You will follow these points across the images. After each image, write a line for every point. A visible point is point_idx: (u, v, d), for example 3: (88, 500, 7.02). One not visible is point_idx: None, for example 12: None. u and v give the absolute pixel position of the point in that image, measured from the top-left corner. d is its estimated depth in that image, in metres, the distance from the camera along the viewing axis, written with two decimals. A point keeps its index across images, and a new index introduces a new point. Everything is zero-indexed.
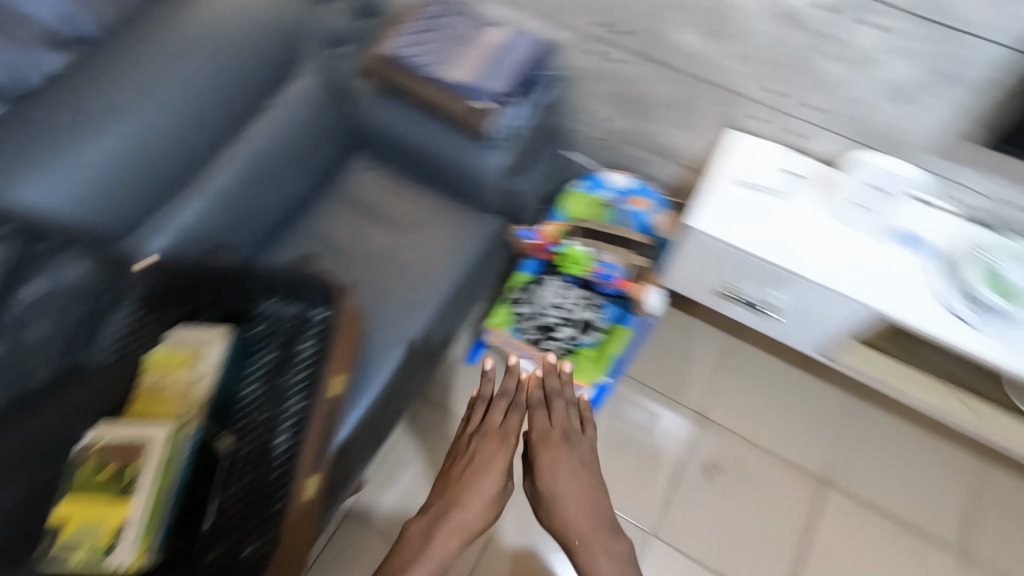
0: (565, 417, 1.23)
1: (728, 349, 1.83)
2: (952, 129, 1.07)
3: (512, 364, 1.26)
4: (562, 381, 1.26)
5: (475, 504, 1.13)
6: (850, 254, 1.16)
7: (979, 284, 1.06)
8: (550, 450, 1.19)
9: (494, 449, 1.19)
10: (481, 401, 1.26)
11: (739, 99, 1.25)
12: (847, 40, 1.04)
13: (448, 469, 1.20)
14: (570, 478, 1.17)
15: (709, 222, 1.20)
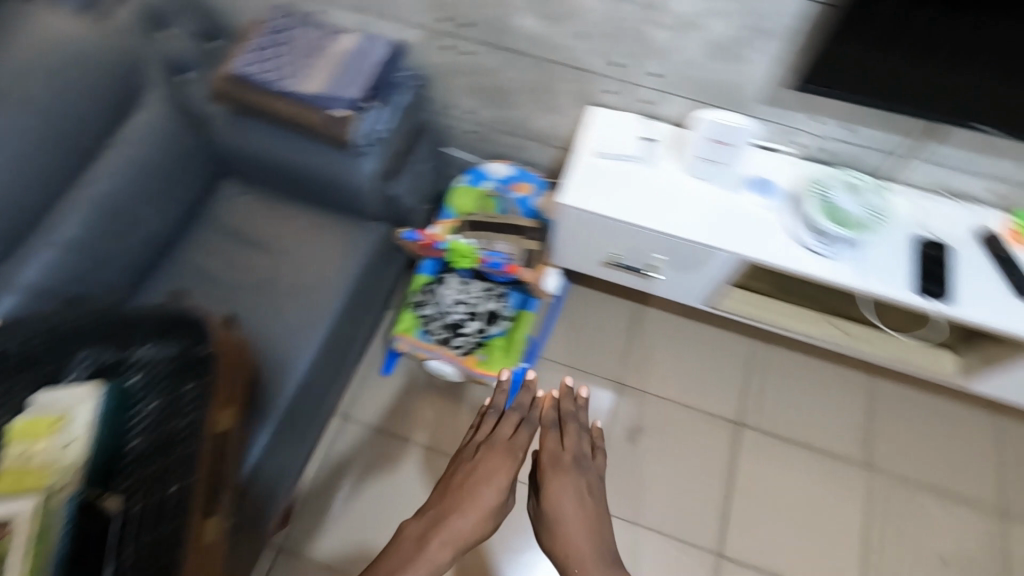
0: (578, 442, 1.21)
1: (634, 316, 1.90)
2: (776, 79, 1.15)
3: (530, 380, 1.28)
4: (578, 406, 1.26)
5: (475, 511, 1.10)
6: (708, 207, 1.24)
7: (817, 214, 1.15)
8: (557, 472, 1.15)
9: (500, 461, 1.16)
10: (493, 412, 1.25)
11: (588, 75, 1.30)
12: (667, 8, 1.10)
13: (450, 480, 1.16)
14: (576, 500, 1.12)
15: (579, 197, 1.24)
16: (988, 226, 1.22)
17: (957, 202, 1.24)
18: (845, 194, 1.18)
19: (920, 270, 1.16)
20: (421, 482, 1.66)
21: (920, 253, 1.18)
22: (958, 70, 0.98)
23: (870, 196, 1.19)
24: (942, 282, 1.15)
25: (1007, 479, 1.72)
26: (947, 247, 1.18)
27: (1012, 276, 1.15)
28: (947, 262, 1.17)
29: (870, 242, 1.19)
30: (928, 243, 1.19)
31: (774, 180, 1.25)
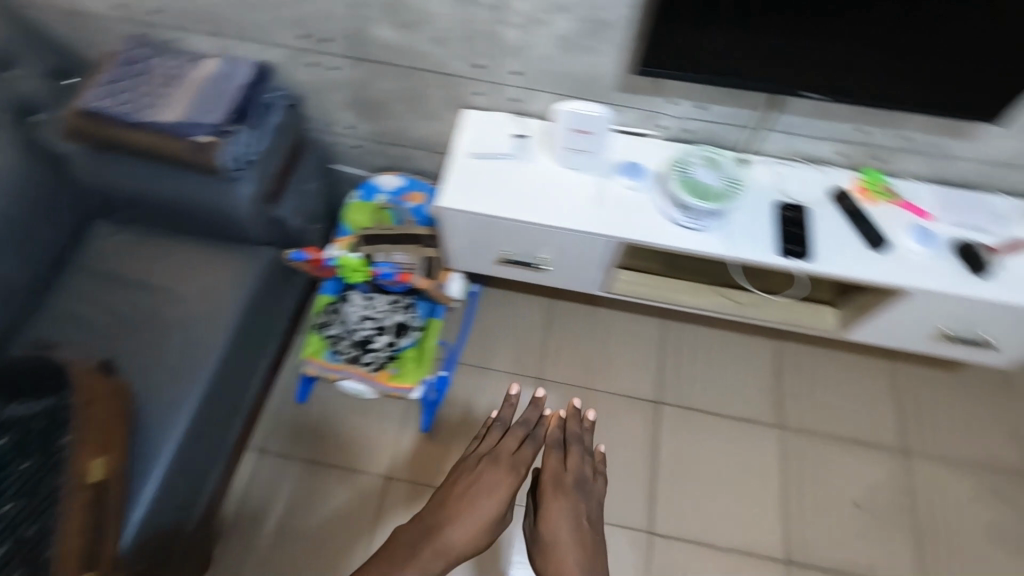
0: (581, 465, 1.18)
1: (549, 312, 1.94)
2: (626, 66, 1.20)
3: (538, 398, 1.27)
4: (584, 429, 1.25)
5: (468, 525, 1.08)
6: (583, 195, 1.28)
7: (678, 188, 1.21)
8: (558, 493, 1.12)
9: (500, 477, 1.14)
10: (499, 425, 1.24)
11: (454, 79, 1.32)
12: (511, 7, 1.13)
13: (447, 494, 1.14)
14: (574, 522, 1.09)
15: (457, 198, 1.25)
16: (838, 185, 1.31)
17: (809, 165, 1.33)
18: (704, 168, 1.24)
19: (781, 232, 1.23)
20: (347, 504, 1.63)
21: (780, 216, 1.25)
22: (777, 43, 1.03)
23: (728, 168, 1.26)
24: (801, 241, 1.22)
25: (906, 419, 1.84)
26: (803, 208, 1.26)
27: (862, 229, 1.24)
28: (805, 222, 1.24)
29: (733, 211, 1.26)
30: (786, 206, 1.26)
31: (641, 163, 1.30)
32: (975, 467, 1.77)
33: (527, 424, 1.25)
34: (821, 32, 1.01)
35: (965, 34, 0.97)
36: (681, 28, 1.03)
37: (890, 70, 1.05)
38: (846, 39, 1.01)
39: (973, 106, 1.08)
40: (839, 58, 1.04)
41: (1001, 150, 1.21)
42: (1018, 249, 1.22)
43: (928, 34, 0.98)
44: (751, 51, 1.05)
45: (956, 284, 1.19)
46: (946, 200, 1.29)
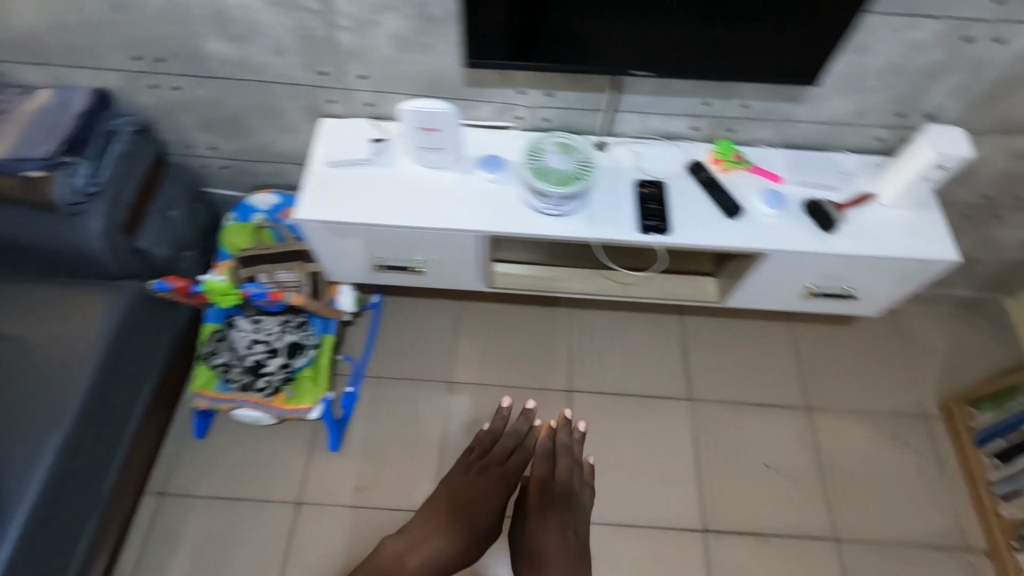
0: (566, 477, 1.41)
1: (455, 314, 1.91)
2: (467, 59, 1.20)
3: (529, 410, 1.49)
4: (573, 440, 1.46)
5: (453, 531, 1.38)
6: (445, 193, 1.28)
7: (534, 178, 1.20)
8: (542, 505, 1.37)
9: (485, 487, 1.43)
10: (490, 438, 1.50)
11: (302, 88, 1.29)
12: (339, 10, 1.11)
13: (448, 501, 1.44)
14: (553, 530, 1.34)
15: (317, 210, 1.23)
16: (694, 158, 1.34)
17: (665, 141, 1.36)
18: (555, 154, 1.23)
19: (640, 210, 1.25)
20: (256, 536, 1.57)
21: (638, 194, 1.27)
22: (593, 23, 1.06)
23: (580, 151, 1.25)
24: (660, 216, 1.24)
25: (810, 376, 1.89)
26: (660, 184, 1.29)
27: (717, 199, 1.27)
28: (663, 197, 1.27)
29: (592, 194, 1.28)
30: (644, 184, 1.29)
31: (501, 156, 1.31)
32: (874, 414, 1.84)
33: (518, 434, 1.50)
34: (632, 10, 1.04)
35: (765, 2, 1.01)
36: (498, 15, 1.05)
37: (705, 42, 1.09)
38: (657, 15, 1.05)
39: (789, 70, 1.13)
40: (656, 34, 1.08)
41: (835, 109, 1.27)
42: (862, 201, 1.28)
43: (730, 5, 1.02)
44: (571, 33, 1.08)
45: (807, 242, 1.24)
46: (795, 162, 1.34)
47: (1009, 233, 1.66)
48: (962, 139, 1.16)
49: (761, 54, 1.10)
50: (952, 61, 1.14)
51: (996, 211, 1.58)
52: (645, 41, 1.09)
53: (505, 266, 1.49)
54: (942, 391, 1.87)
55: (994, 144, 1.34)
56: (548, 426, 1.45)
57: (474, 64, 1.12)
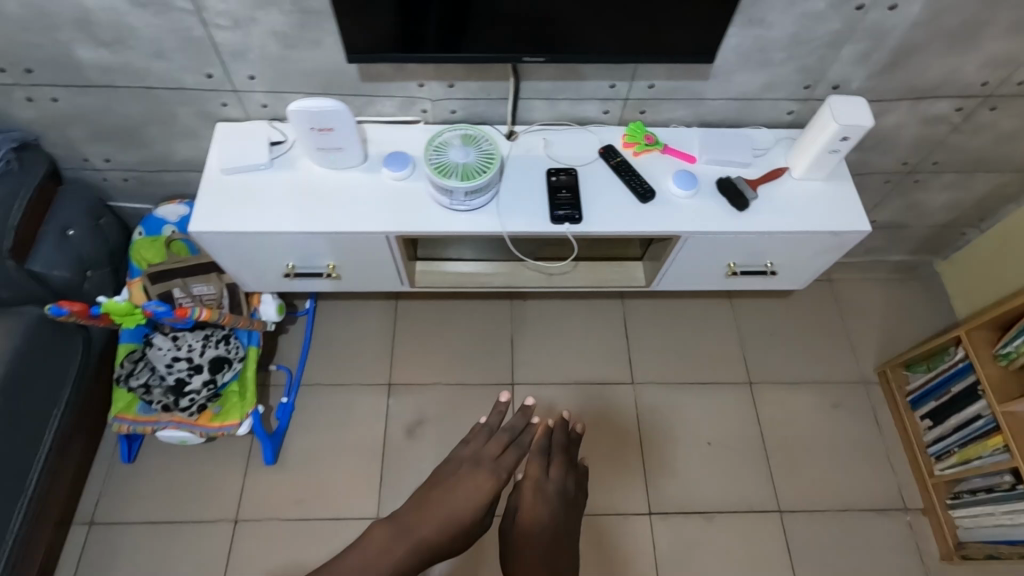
0: (564, 478, 1.21)
1: (391, 312, 1.86)
2: None
3: (524, 404, 1.28)
4: (570, 441, 1.28)
5: (434, 523, 1.10)
6: (349, 195, 1.23)
7: (435, 174, 1.16)
8: (536, 501, 1.15)
9: (477, 485, 1.13)
10: (484, 430, 1.26)
11: (190, 93, 1.23)
12: (213, 8, 1.05)
13: (430, 507, 1.12)
14: (545, 531, 1.12)
15: (213, 222, 1.18)
16: (606, 142, 1.31)
17: (576, 126, 1.33)
18: (458, 147, 1.19)
19: (551, 199, 1.22)
20: (193, 558, 1.53)
21: (550, 183, 1.24)
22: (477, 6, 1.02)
23: (484, 142, 1.21)
24: (572, 204, 1.22)
25: (753, 349, 1.89)
26: (573, 172, 1.25)
27: (631, 182, 1.25)
28: (576, 185, 1.24)
29: (502, 186, 1.25)
30: (555, 172, 1.25)
31: (407, 153, 1.26)
32: (816, 384, 1.86)
33: (514, 430, 1.25)
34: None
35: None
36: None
37: (596, 21, 1.05)
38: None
39: (686, 48, 1.10)
40: (544, 14, 1.04)
41: (742, 85, 1.25)
42: (774, 176, 1.27)
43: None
44: (455, 17, 1.03)
45: (720, 222, 1.23)
46: (709, 140, 1.31)
47: (933, 196, 1.68)
48: (864, 110, 1.15)
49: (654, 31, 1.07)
50: (850, 32, 1.13)
51: (915, 176, 1.59)
52: (534, 22, 1.05)
53: (427, 264, 1.46)
54: (879, 356, 1.90)
55: (902, 111, 1.34)
56: (547, 425, 1.25)
57: (357, 56, 1.08)
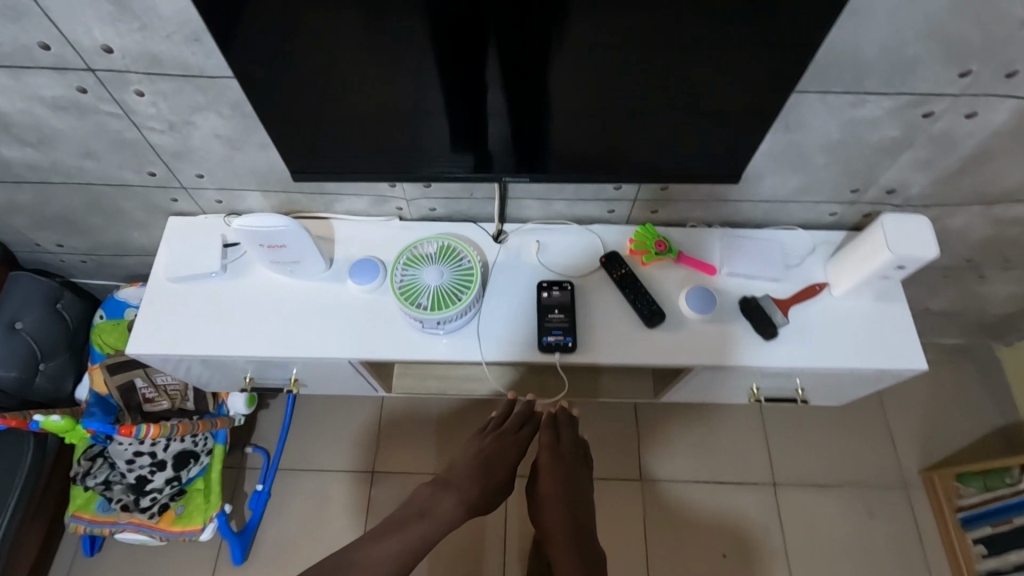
0: (573, 443, 1.20)
1: (375, 398, 1.69)
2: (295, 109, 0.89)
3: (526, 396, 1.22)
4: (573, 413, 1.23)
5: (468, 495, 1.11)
6: (308, 309, 1.07)
7: (403, 299, 0.98)
8: (554, 464, 1.16)
9: (497, 460, 1.15)
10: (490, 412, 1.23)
11: (135, 189, 1.08)
12: (142, 111, 0.90)
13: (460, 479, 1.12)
14: (563, 487, 1.14)
15: (155, 342, 1.04)
16: (608, 247, 1.12)
17: (574, 226, 1.15)
18: (434, 264, 1.01)
19: (541, 321, 1.04)
20: None
21: (541, 300, 1.06)
22: (460, 90, 0.82)
23: (464, 258, 1.03)
24: (565, 329, 1.04)
25: (776, 445, 1.68)
26: (569, 287, 1.07)
27: (636, 303, 1.05)
28: (571, 304, 1.06)
29: (484, 302, 1.07)
30: (548, 287, 1.07)
31: (377, 259, 1.10)
32: (851, 489, 1.63)
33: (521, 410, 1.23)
34: (509, 97, 0.83)
35: (682, 82, 0.81)
36: (317, 99, 0.84)
37: (613, 133, 0.89)
38: (553, 106, 0.84)
39: (705, 155, 0.93)
40: (552, 128, 0.88)
41: (773, 188, 1.05)
42: (807, 298, 1.06)
43: (643, 89, 0.82)
44: (431, 104, 0.84)
45: (741, 356, 1.03)
46: (733, 248, 1.11)
47: (999, 289, 1.43)
48: (928, 237, 0.93)
49: (675, 141, 0.91)
50: (911, 139, 0.91)
51: (981, 270, 1.35)
52: (539, 135, 0.89)
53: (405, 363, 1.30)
54: (924, 457, 1.66)
55: (970, 214, 1.11)
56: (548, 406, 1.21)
57: (300, 172, 0.96)
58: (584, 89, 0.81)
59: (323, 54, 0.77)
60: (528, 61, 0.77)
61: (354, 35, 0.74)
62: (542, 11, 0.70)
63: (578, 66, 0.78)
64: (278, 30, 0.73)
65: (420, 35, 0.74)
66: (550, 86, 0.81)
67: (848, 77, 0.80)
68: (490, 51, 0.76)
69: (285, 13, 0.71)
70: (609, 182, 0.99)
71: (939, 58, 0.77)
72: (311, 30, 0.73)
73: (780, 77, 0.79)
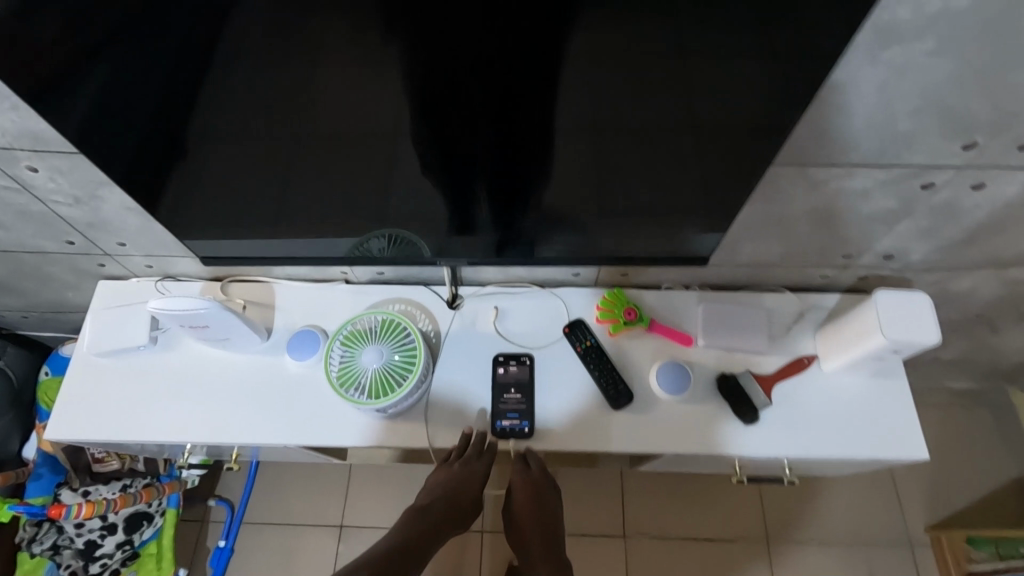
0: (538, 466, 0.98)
1: (343, 464, 1.58)
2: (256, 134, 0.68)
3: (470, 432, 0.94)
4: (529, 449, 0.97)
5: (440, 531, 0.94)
6: (243, 387, 0.98)
7: (341, 385, 0.90)
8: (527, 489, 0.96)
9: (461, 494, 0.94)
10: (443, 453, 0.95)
11: (58, 255, 1.00)
12: (42, 186, 0.81)
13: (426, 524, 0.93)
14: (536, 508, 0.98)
15: (77, 426, 0.96)
16: (572, 314, 1.02)
17: (537, 289, 1.05)
18: (373, 343, 0.91)
19: (495, 402, 0.95)
20: None
21: (497, 377, 0.96)
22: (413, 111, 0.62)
23: (408, 333, 0.93)
24: (522, 411, 0.94)
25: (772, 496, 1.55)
26: (527, 361, 0.97)
27: (601, 381, 0.95)
28: (530, 382, 0.96)
29: (435, 379, 0.98)
30: (504, 361, 0.97)
31: (319, 329, 1.01)
32: (854, 545, 1.48)
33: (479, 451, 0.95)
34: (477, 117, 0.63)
35: (699, 121, 0.64)
36: (224, 171, 0.74)
37: (598, 165, 0.71)
38: (538, 146, 0.67)
39: (700, 206, 0.78)
40: (529, 169, 0.71)
41: (755, 254, 0.93)
42: (794, 374, 0.96)
43: (654, 125, 0.65)
44: (372, 145, 0.69)
45: (717, 443, 0.92)
46: (711, 315, 1.00)
47: (1016, 341, 1.30)
48: (928, 320, 0.82)
49: (676, 187, 0.75)
50: (908, 210, 0.79)
51: (995, 325, 1.21)
52: (511, 175, 0.72)
53: None
54: (931, 510, 1.52)
55: (978, 276, 0.99)
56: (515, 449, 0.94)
57: (209, 260, 0.94)
58: (577, 127, 0.65)
59: (223, 126, 0.66)
60: (511, 95, 0.59)
61: (270, 74, 0.59)
62: (534, 30, 0.52)
63: (569, 92, 0.60)
64: (163, 109, 0.64)
65: (363, 66, 0.57)
66: (538, 123, 0.64)
67: (831, 150, 0.69)
68: (464, 83, 0.58)
69: (167, 91, 0.61)
70: (574, 224, 0.83)
71: (939, 130, 0.65)
72: (238, 60, 0.57)
73: (750, 152, 0.68)
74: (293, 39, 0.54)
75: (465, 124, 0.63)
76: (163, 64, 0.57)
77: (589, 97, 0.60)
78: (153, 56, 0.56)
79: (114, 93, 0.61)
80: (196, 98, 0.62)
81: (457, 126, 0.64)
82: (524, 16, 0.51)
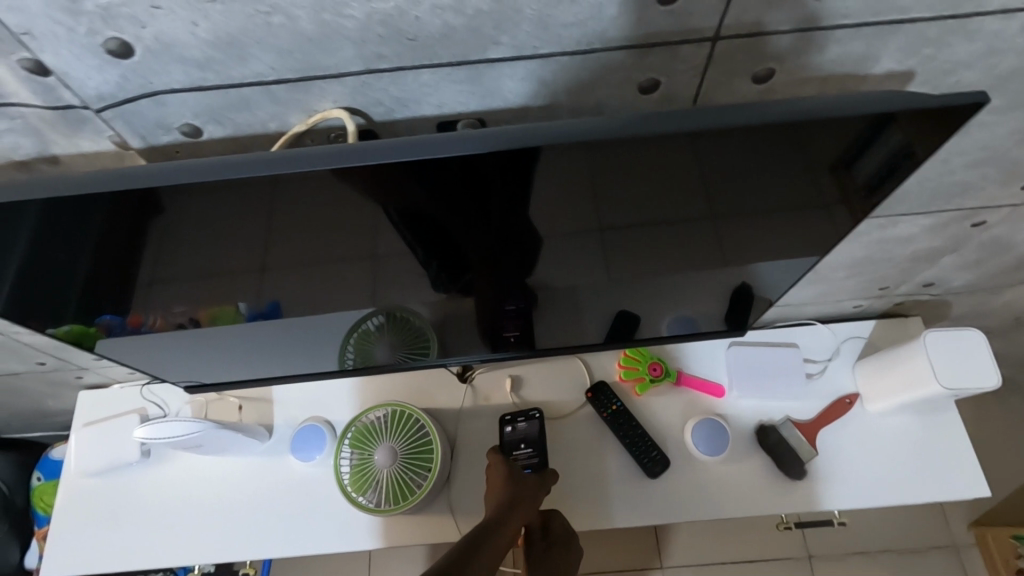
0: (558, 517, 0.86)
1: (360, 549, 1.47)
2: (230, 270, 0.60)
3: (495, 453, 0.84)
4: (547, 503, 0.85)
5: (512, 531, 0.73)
6: (245, 493, 0.90)
7: (357, 490, 0.83)
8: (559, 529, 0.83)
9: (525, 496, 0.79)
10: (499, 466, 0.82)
11: (35, 372, 0.95)
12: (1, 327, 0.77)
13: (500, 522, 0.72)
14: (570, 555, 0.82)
15: (73, 557, 0.89)
16: (594, 376, 0.95)
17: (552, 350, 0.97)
18: (385, 439, 0.84)
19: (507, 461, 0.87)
20: None
21: (505, 436, 0.89)
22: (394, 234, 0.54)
23: (420, 426, 0.86)
24: (536, 467, 0.86)
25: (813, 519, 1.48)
26: (536, 415, 0.90)
27: (634, 450, 0.88)
28: (541, 436, 0.88)
29: (452, 463, 0.91)
30: (511, 419, 0.90)
31: (324, 421, 0.93)
32: (900, 557, 1.37)
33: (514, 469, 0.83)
34: (461, 234, 0.55)
35: (714, 209, 0.56)
36: (190, 304, 0.66)
37: (607, 258, 0.63)
38: (540, 239, 0.58)
39: (720, 270, 0.71)
40: (530, 265, 0.63)
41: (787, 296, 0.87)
42: (836, 416, 0.89)
43: (665, 219, 0.56)
44: (355, 267, 0.60)
45: (764, 504, 0.86)
46: (744, 364, 0.93)
47: None
48: (985, 362, 0.78)
49: (694, 263, 0.67)
50: (956, 245, 0.73)
51: None
52: (510, 271, 0.64)
53: None
54: (973, 509, 1.41)
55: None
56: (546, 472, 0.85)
57: (194, 387, 0.93)
58: (575, 225, 0.56)
59: (181, 273, 0.60)
60: (503, 202, 0.50)
61: (222, 224, 0.51)
62: (504, 160, 0.44)
63: (560, 203, 0.51)
64: (110, 268, 0.58)
65: (324, 212, 0.50)
66: (528, 229, 0.55)
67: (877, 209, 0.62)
68: (437, 210, 0.50)
69: (113, 253, 0.55)
70: (593, 300, 0.75)
71: (996, 176, 0.59)
72: (184, 222, 0.50)
73: (773, 225, 0.61)
74: (245, 195, 0.46)
75: (451, 234, 0.54)
76: (100, 239, 0.52)
77: (583, 206, 0.53)
78: (84, 224, 0.50)
79: (59, 257, 0.55)
80: (148, 258, 0.56)
81: (443, 234, 0.55)
82: (492, 150, 0.42)
